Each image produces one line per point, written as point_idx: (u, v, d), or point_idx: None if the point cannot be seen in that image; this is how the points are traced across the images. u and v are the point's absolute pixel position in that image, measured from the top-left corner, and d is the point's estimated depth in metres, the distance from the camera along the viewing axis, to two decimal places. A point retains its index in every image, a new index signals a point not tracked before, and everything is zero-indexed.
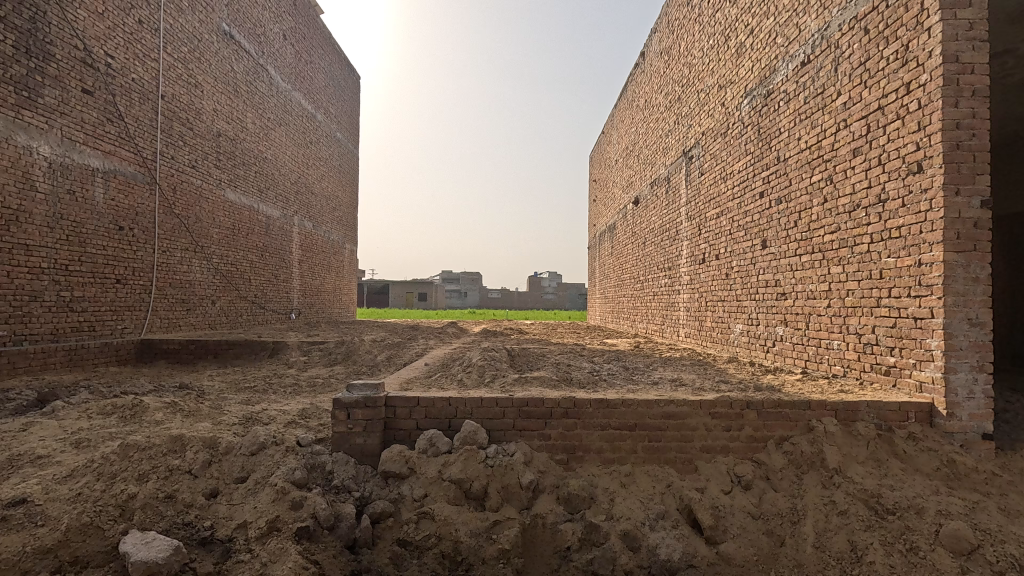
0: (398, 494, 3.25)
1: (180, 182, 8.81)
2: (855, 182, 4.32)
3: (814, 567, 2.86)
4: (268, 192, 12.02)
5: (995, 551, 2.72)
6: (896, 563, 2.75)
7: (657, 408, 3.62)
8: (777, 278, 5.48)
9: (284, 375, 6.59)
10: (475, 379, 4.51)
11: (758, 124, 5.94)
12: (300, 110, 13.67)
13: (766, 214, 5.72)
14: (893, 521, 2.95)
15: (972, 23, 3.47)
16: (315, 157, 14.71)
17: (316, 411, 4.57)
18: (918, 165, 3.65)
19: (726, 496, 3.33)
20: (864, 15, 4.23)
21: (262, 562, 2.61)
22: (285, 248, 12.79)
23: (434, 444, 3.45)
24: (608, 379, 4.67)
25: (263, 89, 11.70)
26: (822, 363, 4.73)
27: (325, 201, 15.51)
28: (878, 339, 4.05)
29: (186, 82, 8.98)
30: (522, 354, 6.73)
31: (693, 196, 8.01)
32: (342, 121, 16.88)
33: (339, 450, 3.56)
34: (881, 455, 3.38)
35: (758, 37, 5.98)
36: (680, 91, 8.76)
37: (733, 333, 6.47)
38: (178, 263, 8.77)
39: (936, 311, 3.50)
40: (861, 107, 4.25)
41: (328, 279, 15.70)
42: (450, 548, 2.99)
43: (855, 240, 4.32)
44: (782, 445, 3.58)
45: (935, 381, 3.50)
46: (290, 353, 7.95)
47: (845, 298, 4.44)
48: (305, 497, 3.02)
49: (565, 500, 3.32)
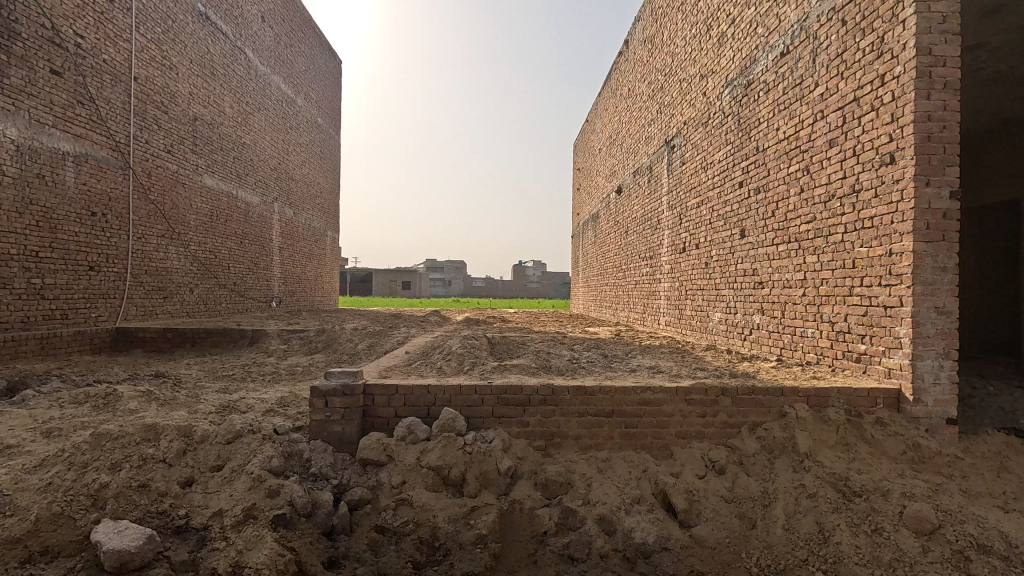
0: (376, 481, 3.26)
1: (156, 167, 8.62)
2: (830, 172, 4.38)
3: (783, 549, 2.92)
4: (247, 177, 11.81)
5: (955, 531, 2.81)
6: (861, 544, 2.83)
7: (634, 395, 3.67)
8: (754, 268, 5.56)
9: (263, 363, 6.52)
10: (454, 367, 4.52)
11: (738, 115, 5.98)
12: (280, 95, 13.42)
13: (745, 204, 5.77)
14: (860, 503, 3.04)
15: (945, 16, 3.51)
16: (296, 143, 14.47)
17: (295, 398, 4.54)
18: (890, 156, 3.72)
19: (700, 480, 3.40)
20: (842, 7, 4.26)
21: (238, 550, 2.60)
22: (265, 235, 12.62)
23: (412, 432, 3.48)
24: (587, 367, 4.72)
25: (241, 72, 11.45)
26: (797, 350, 4.82)
27: (306, 188, 15.30)
28: (850, 327, 4.14)
29: (161, 64, 8.77)
30: (503, 342, 6.78)
31: (674, 185, 8.06)
32: (323, 106, 16.64)
33: (317, 438, 3.55)
34: (850, 439, 3.48)
35: (739, 27, 5.98)
36: (663, 80, 8.77)
37: (711, 322, 6.56)
38: (155, 250, 8.63)
39: (905, 300, 3.58)
40: (837, 98, 4.30)
41: (309, 266, 15.54)
42: (428, 533, 2.99)
43: (830, 230, 4.39)
44: (756, 431, 3.66)
45: (903, 368, 3.59)
46: (270, 342, 7.89)
47: (819, 287, 4.52)
48: (281, 486, 3.02)
49: (542, 486, 3.36)
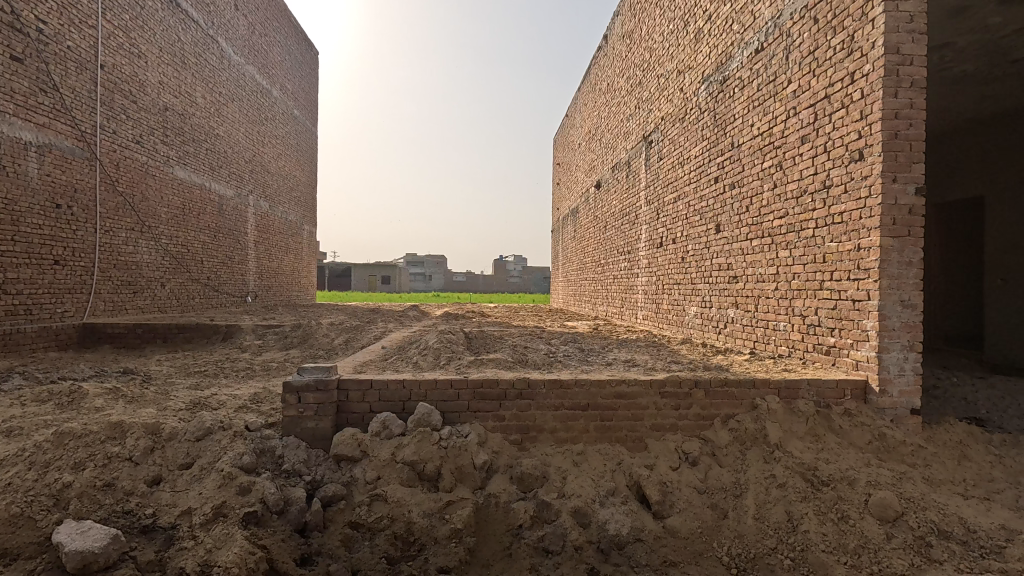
0: (350, 477, 3.23)
1: (124, 158, 8.37)
2: (803, 168, 4.45)
3: (753, 538, 2.97)
4: (220, 169, 11.56)
5: (917, 517, 2.89)
6: (828, 531, 2.89)
7: (609, 388, 3.70)
8: (729, 262, 5.63)
9: (237, 359, 6.40)
10: (430, 362, 4.50)
11: (714, 110, 6.03)
12: (254, 85, 13.13)
13: (720, 199, 5.84)
14: (827, 492, 3.11)
15: (912, 16, 3.58)
16: (271, 135, 14.20)
17: (269, 394, 4.48)
18: (860, 153, 3.79)
19: (673, 472, 3.44)
20: (813, 5, 4.32)
21: (206, 548, 2.56)
22: (239, 228, 12.37)
23: (387, 427, 3.45)
24: (563, 361, 4.74)
25: (214, 61, 11.18)
26: (769, 343, 4.90)
27: (282, 181, 15.03)
28: (820, 321, 4.22)
29: (128, 52, 8.50)
30: (480, 336, 6.77)
31: (652, 180, 8.11)
32: (300, 98, 16.34)
33: (289, 435, 3.50)
34: (819, 430, 3.56)
35: (715, 23, 6.02)
36: (641, 75, 8.81)
37: (687, 316, 6.63)
38: (123, 243, 8.40)
39: (872, 294, 3.66)
40: (809, 96, 4.36)
41: (286, 261, 15.30)
42: (402, 529, 2.98)
43: (802, 225, 4.46)
44: (728, 423, 3.72)
45: (870, 360, 3.67)
46: (244, 337, 7.75)
47: (791, 282, 4.60)
48: (252, 483, 2.97)
49: (518, 479, 3.37)
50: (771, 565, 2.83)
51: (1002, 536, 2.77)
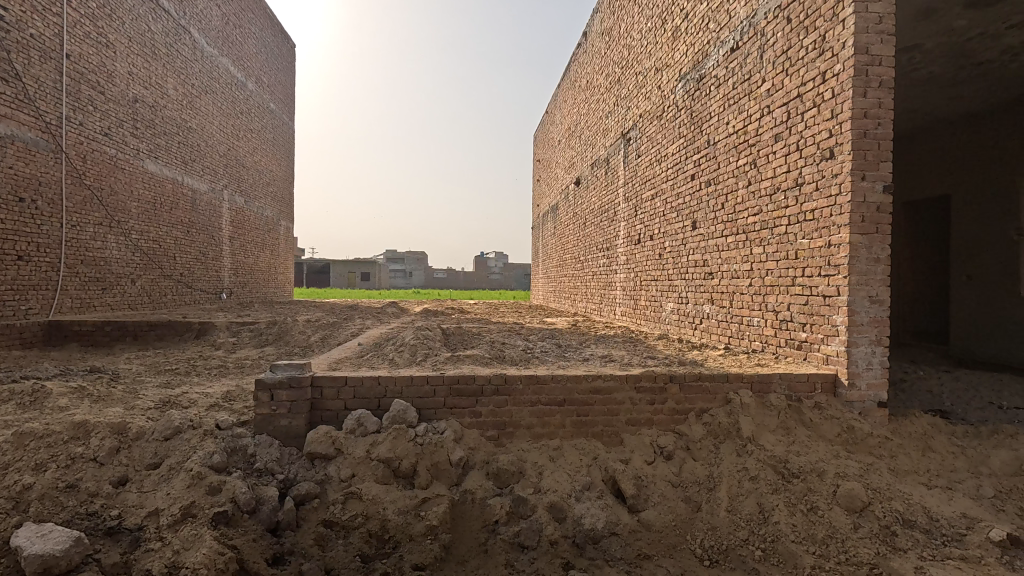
0: (324, 475, 3.20)
1: (91, 151, 8.13)
2: (776, 166, 4.52)
3: (725, 529, 3.02)
4: (193, 163, 11.29)
5: (883, 507, 2.97)
6: (797, 522, 2.95)
7: (585, 383, 3.71)
8: (705, 259, 5.70)
9: (210, 357, 6.28)
10: (406, 358, 4.47)
11: (690, 108, 6.09)
12: (228, 78, 12.85)
13: (697, 196, 5.91)
14: (798, 483, 3.17)
15: (881, 17, 3.66)
16: (246, 129, 13.93)
17: (241, 393, 4.40)
18: (830, 151, 3.86)
19: (649, 466, 3.47)
20: (787, 5, 4.38)
21: (174, 550, 2.51)
22: (213, 224, 12.12)
23: (362, 424, 3.41)
24: (540, 357, 4.74)
25: (186, 52, 10.91)
26: (743, 339, 4.97)
27: (258, 176, 14.77)
28: (792, 316, 4.30)
29: (96, 41, 8.25)
30: (458, 333, 6.74)
31: (630, 177, 8.16)
32: (276, 91, 16.07)
33: (262, 433, 3.44)
34: (791, 423, 3.62)
35: (692, 22, 6.07)
36: (620, 72, 8.85)
37: (664, 312, 6.70)
38: (91, 239, 8.17)
39: (842, 289, 3.74)
40: (783, 95, 4.43)
41: (262, 257, 15.06)
42: (377, 526, 2.96)
43: (775, 223, 4.53)
44: (702, 417, 3.76)
45: (839, 355, 3.75)
46: (218, 334, 7.61)
47: (764, 278, 4.67)
48: (223, 482, 2.92)
49: (494, 475, 3.37)
50: (743, 556, 2.88)
51: (963, 524, 2.86)
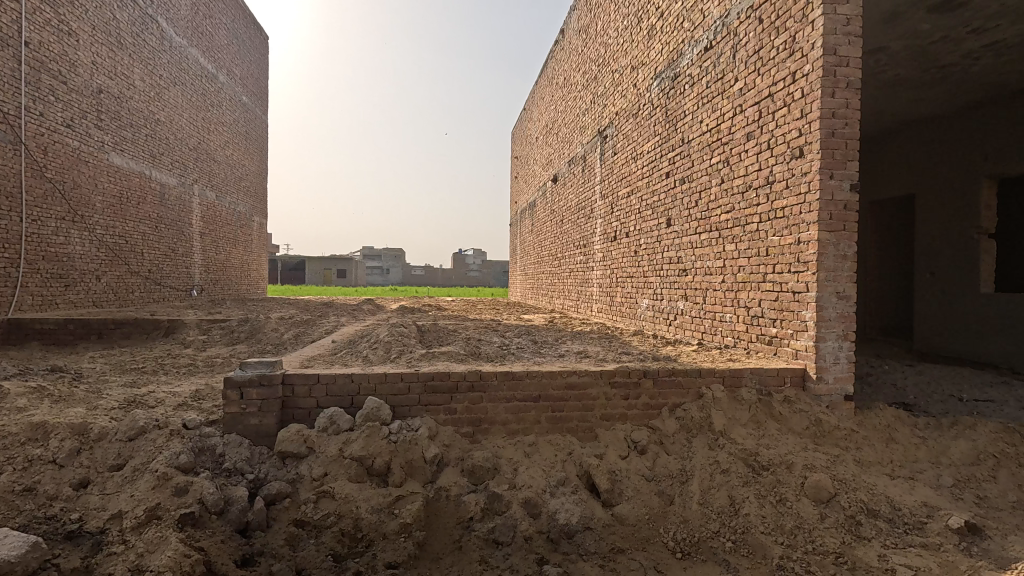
0: (295, 474, 3.15)
1: (53, 143, 7.84)
2: (748, 164, 4.59)
3: (698, 522, 3.06)
4: (162, 157, 10.99)
5: (849, 498, 3.04)
6: (767, 513, 3.00)
7: (560, 379, 3.73)
8: (679, 256, 5.77)
9: (179, 355, 6.13)
10: (380, 356, 4.42)
11: (665, 107, 6.15)
12: (198, 69, 12.52)
13: (671, 193, 5.97)
14: (767, 476, 3.24)
15: (848, 19, 3.74)
16: (217, 122, 13.61)
17: (211, 391, 4.31)
18: (800, 150, 3.94)
19: (623, 460, 3.50)
20: (758, 6, 4.44)
21: (138, 553, 2.44)
22: (183, 219, 11.82)
23: (334, 422, 3.36)
24: (516, 353, 4.75)
25: (153, 42, 10.59)
26: (716, 335, 5.05)
27: (230, 170, 14.45)
28: (763, 312, 4.38)
29: (57, 29, 7.95)
30: (434, 330, 6.70)
31: (606, 174, 8.21)
32: (249, 84, 15.74)
33: (231, 432, 3.37)
34: (761, 417, 3.69)
35: (667, 21, 6.12)
36: (596, 70, 8.89)
37: (640, 308, 6.76)
38: (53, 234, 7.89)
39: (810, 286, 3.82)
40: (754, 94, 4.50)
41: (234, 253, 14.73)
42: (350, 525, 2.93)
43: (747, 220, 4.61)
44: (675, 411, 3.81)
45: (808, 349, 3.83)
46: (187, 333, 7.42)
47: (736, 275, 4.75)
48: (190, 482, 2.85)
49: (469, 472, 3.35)
50: (714, 548, 2.92)
51: (924, 512, 2.95)
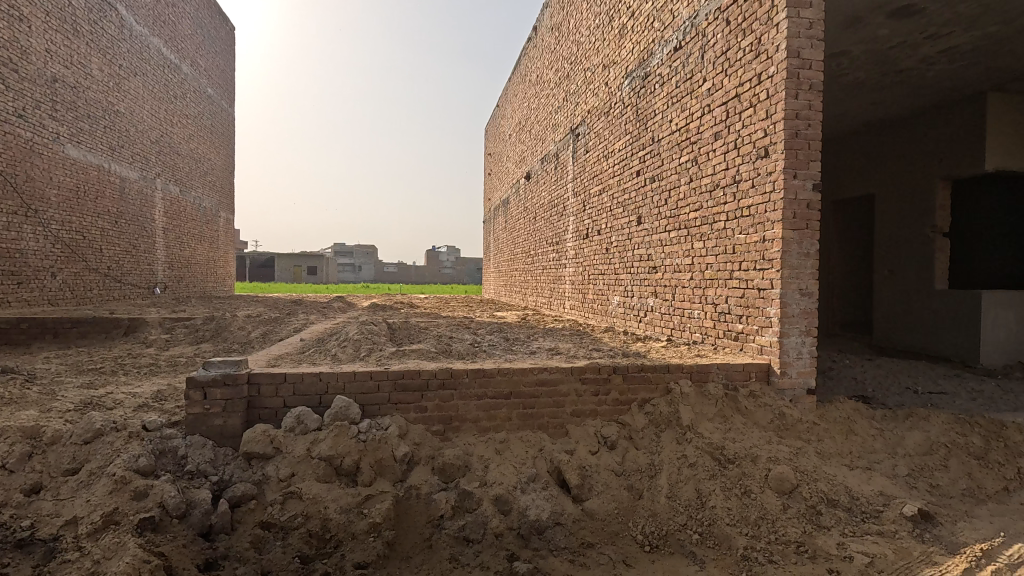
0: (261, 475, 3.08)
1: (3, 133, 7.49)
2: (715, 163, 4.67)
3: (665, 515, 3.11)
4: (122, 149, 10.60)
5: (810, 489, 3.14)
6: (732, 505, 3.07)
7: (532, 376, 3.73)
8: (649, 253, 5.84)
9: (140, 355, 5.94)
10: (350, 354, 4.37)
11: (636, 106, 6.21)
12: (161, 59, 12.11)
13: (642, 191, 6.03)
14: (733, 469, 3.31)
15: (811, 23, 3.83)
16: (181, 114, 13.20)
17: (173, 392, 4.19)
18: (765, 150, 4.03)
19: (593, 456, 3.54)
20: (726, 7, 4.52)
21: (94, 560, 2.36)
22: (145, 214, 11.44)
23: (302, 422, 3.30)
24: (487, 350, 4.75)
25: (112, 30, 10.20)
26: (684, 331, 5.13)
27: (195, 164, 14.04)
28: (729, 308, 4.47)
29: (7, 14, 7.58)
30: (405, 327, 6.64)
31: (578, 172, 8.26)
32: (214, 75, 15.31)
33: (194, 433, 3.28)
34: (727, 411, 3.77)
35: (638, 20, 6.18)
36: (569, 68, 8.92)
37: (611, 305, 6.83)
38: (4, 229, 7.55)
39: (775, 283, 3.91)
40: (722, 95, 4.58)
41: (199, 249, 14.34)
42: (318, 526, 2.89)
43: (714, 218, 4.69)
44: (644, 407, 3.87)
45: (772, 345, 3.93)
46: (149, 331, 7.19)
47: (704, 272, 4.84)
48: (150, 486, 2.77)
49: (439, 470, 3.34)
50: (681, 540, 2.97)
51: (880, 501, 3.06)
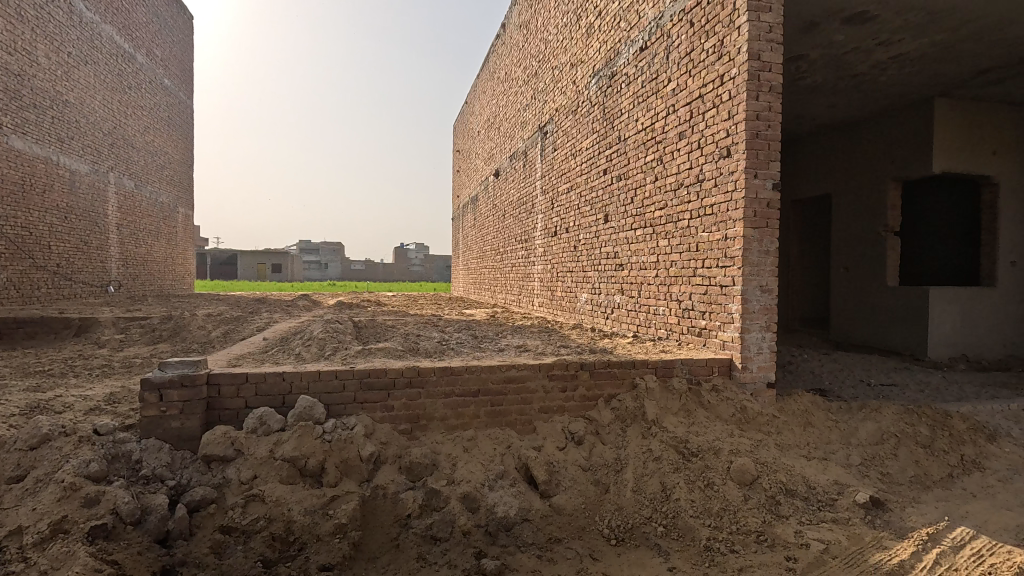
0: (222, 478, 3.00)
1: None
2: (679, 163, 4.76)
3: (631, 509, 3.15)
4: (71, 141, 10.12)
5: (769, 480, 3.23)
6: (695, 498, 3.14)
7: (499, 373, 3.74)
8: (616, 251, 5.91)
9: (91, 356, 5.69)
10: (314, 353, 4.29)
11: (603, 105, 6.27)
12: (113, 48, 11.60)
13: (609, 189, 6.10)
14: (696, 461, 3.38)
15: (771, 27, 3.94)
16: (136, 106, 12.69)
17: (128, 394, 4.03)
18: (727, 150, 4.12)
19: (560, 452, 3.56)
20: (689, 9, 4.60)
21: (40, 571, 2.26)
22: (97, 209, 10.97)
23: (265, 423, 3.22)
24: (455, 348, 4.73)
25: (60, 16, 9.71)
26: (650, 327, 5.22)
27: (151, 158, 13.52)
28: (693, 305, 4.56)
29: None
30: (372, 326, 6.55)
31: (547, 170, 8.29)
32: (171, 66, 14.77)
33: (150, 437, 3.17)
34: (690, 405, 3.85)
35: (605, 20, 6.23)
36: (537, 66, 8.94)
37: (579, 302, 6.88)
38: None
39: (736, 280, 4.01)
40: (686, 95, 4.66)
41: (156, 246, 13.83)
42: (281, 529, 2.83)
43: (679, 216, 4.78)
44: (611, 402, 3.92)
45: (734, 340, 4.03)
46: (102, 331, 6.89)
47: (669, 269, 4.93)
48: (102, 492, 2.66)
49: (407, 469, 3.31)
50: (646, 533, 3.02)
51: (835, 490, 3.18)
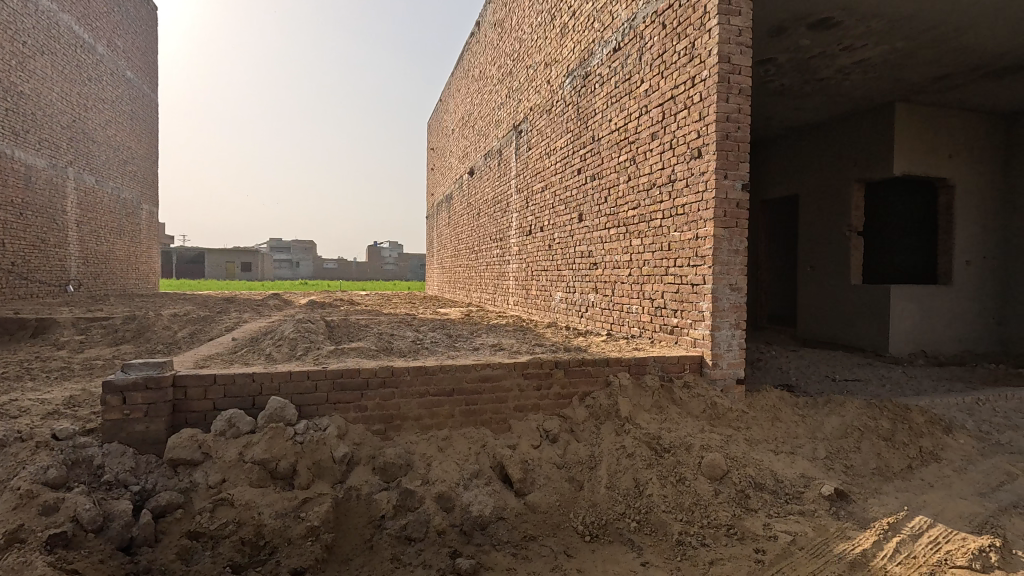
0: (189, 482, 2.92)
1: None
2: (652, 163, 4.82)
3: (605, 505, 3.18)
4: (27, 135, 9.71)
5: (739, 474, 3.30)
6: (667, 493, 3.19)
7: (474, 372, 3.73)
8: (590, 250, 5.96)
9: (50, 358, 5.48)
10: (286, 353, 4.21)
11: (577, 104, 6.31)
12: (72, 38, 11.18)
13: (583, 188, 6.14)
14: (668, 457, 3.43)
15: (740, 30, 4.01)
16: (96, 98, 12.24)
17: (89, 397, 3.89)
18: (698, 151, 4.19)
19: (535, 450, 3.57)
20: (662, 11, 4.66)
21: None
22: (54, 205, 10.56)
23: (234, 425, 3.14)
24: (430, 347, 4.70)
25: (13, 3, 9.30)
26: (623, 325, 5.28)
27: (113, 152, 13.07)
28: (665, 303, 4.63)
29: None
30: (345, 325, 6.47)
31: (521, 169, 8.30)
32: (134, 58, 14.30)
33: (112, 441, 3.06)
34: (663, 402, 3.91)
35: (579, 20, 6.27)
36: (511, 65, 8.94)
37: (553, 301, 6.92)
38: None
39: (707, 279, 4.08)
40: (658, 96, 4.72)
41: (119, 244, 13.38)
42: (251, 533, 2.78)
43: (651, 216, 4.84)
44: (585, 400, 3.95)
45: (705, 338, 4.10)
46: (61, 332, 6.65)
47: (641, 268, 4.99)
48: (61, 500, 2.57)
49: (380, 470, 3.27)
50: (620, 529, 3.05)
51: (802, 483, 3.27)
